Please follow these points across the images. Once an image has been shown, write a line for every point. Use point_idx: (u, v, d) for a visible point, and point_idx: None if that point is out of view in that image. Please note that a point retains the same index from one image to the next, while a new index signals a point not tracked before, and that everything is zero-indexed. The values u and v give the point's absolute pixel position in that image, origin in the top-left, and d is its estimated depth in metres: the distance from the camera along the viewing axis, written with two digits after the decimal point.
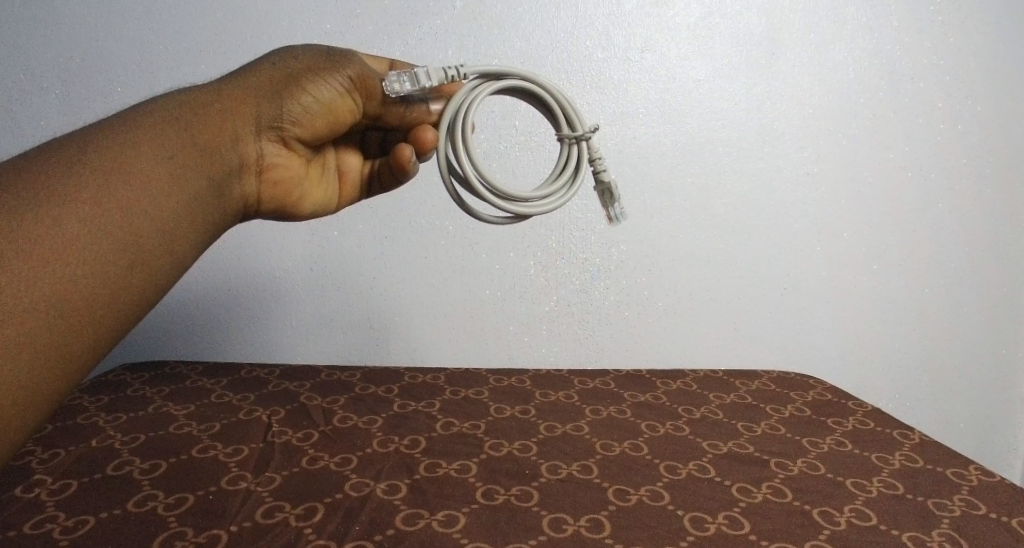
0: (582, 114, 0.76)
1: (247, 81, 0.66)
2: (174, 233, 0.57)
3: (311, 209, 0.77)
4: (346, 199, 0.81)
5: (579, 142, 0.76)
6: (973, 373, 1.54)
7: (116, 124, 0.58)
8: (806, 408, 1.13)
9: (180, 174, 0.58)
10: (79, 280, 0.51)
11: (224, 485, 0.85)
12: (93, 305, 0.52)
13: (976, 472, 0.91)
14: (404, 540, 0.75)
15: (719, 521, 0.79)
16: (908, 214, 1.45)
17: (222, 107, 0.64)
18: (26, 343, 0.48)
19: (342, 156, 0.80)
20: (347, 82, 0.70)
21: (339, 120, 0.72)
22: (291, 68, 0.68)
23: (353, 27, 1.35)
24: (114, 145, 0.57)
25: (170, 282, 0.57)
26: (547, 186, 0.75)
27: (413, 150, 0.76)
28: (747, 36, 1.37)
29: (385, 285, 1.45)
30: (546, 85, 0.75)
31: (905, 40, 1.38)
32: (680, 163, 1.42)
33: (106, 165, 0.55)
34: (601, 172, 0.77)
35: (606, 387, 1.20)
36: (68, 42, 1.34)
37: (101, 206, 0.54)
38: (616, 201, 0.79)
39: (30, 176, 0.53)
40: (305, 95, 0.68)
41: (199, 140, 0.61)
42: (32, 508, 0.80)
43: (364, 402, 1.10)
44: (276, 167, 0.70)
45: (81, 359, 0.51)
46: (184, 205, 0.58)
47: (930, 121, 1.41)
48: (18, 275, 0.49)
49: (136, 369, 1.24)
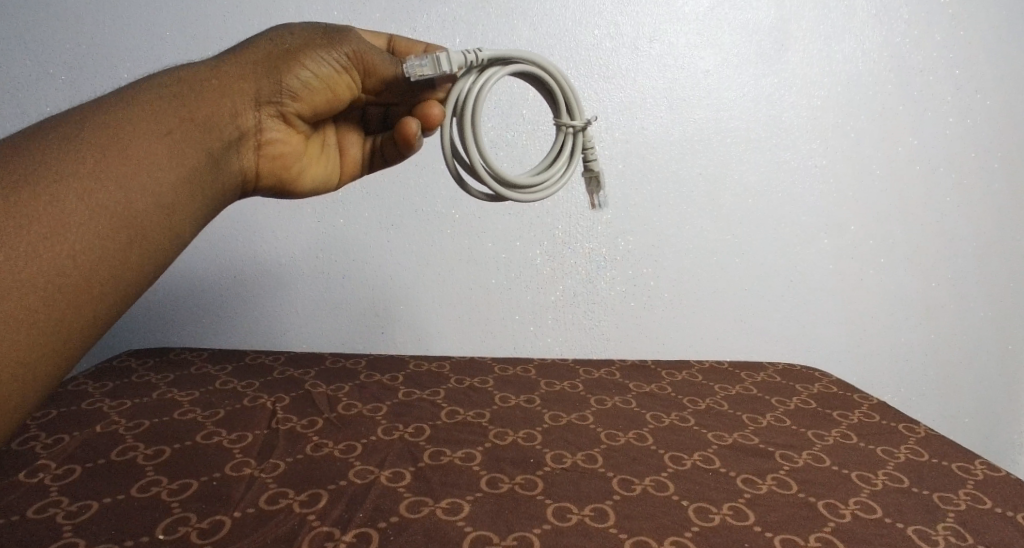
0: (582, 105, 0.76)
1: (244, 56, 0.65)
2: (173, 209, 0.57)
3: (312, 185, 0.76)
4: (347, 176, 0.80)
5: (577, 132, 0.77)
6: (980, 367, 1.53)
7: (117, 101, 0.58)
8: (811, 400, 1.13)
9: (179, 150, 0.58)
10: (78, 258, 0.50)
11: (228, 471, 0.85)
12: (92, 282, 0.51)
13: (982, 466, 0.91)
14: (409, 527, 0.75)
15: (724, 511, 0.79)
16: (916, 208, 1.45)
17: (219, 82, 0.63)
18: (25, 319, 0.48)
19: (343, 133, 0.80)
20: (345, 59, 0.69)
21: (338, 97, 0.71)
22: (289, 44, 0.67)
23: (361, 15, 1.34)
24: (114, 122, 0.56)
25: (169, 259, 0.57)
26: (542, 172, 0.75)
27: (419, 125, 0.74)
28: (757, 26, 1.36)
29: (390, 273, 1.45)
30: (553, 71, 0.74)
31: (915, 33, 1.37)
32: (687, 155, 1.41)
33: (106, 143, 0.54)
34: (590, 162, 0.77)
35: (611, 377, 1.20)
36: (74, 26, 1.34)
37: (100, 183, 0.53)
38: (601, 188, 0.78)
39: (30, 152, 0.52)
40: (304, 70, 0.68)
41: (197, 115, 0.60)
42: (36, 493, 0.80)
43: (369, 390, 1.10)
44: (274, 143, 0.69)
45: (81, 335, 0.50)
46: (183, 182, 0.58)
47: (939, 114, 1.40)
48: (17, 251, 0.48)
49: (142, 355, 1.24)
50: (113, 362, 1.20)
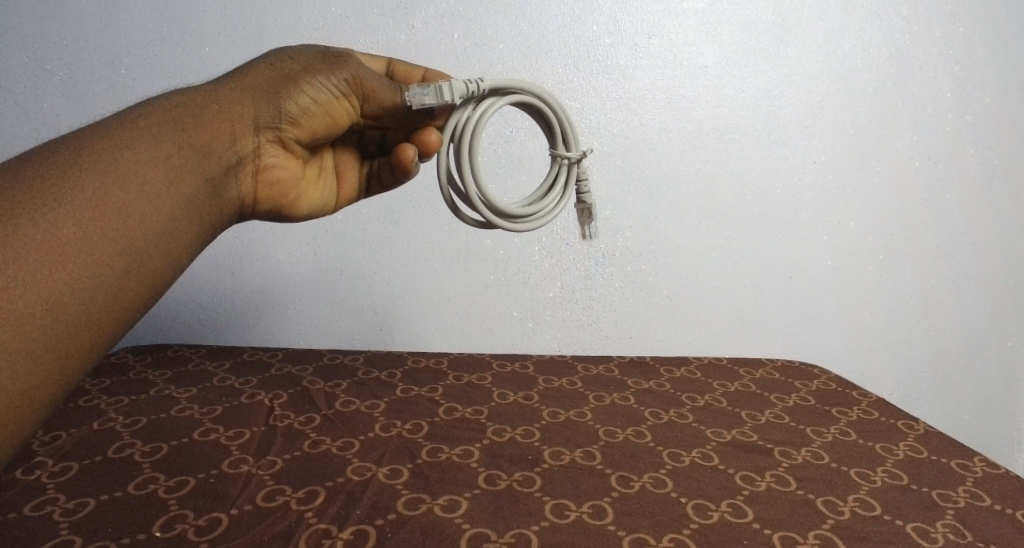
0: (578, 136, 0.77)
1: (244, 81, 0.64)
2: (172, 234, 0.55)
3: (308, 209, 0.76)
4: (343, 200, 0.80)
5: (572, 163, 0.77)
6: (978, 364, 1.53)
7: (114, 125, 0.56)
8: (810, 397, 1.12)
9: (178, 175, 0.56)
10: (75, 285, 0.49)
11: (226, 468, 0.85)
12: (90, 310, 0.49)
13: (981, 463, 0.91)
14: (406, 524, 0.75)
15: (722, 509, 0.79)
16: (916, 203, 1.44)
17: (219, 107, 0.62)
18: (26, 347, 0.46)
19: (339, 157, 0.79)
20: (344, 84, 0.69)
21: (336, 122, 0.71)
22: (289, 69, 0.66)
23: (358, 11, 1.34)
24: (112, 147, 0.54)
25: (168, 284, 0.55)
26: (536, 203, 0.76)
27: (417, 151, 0.74)
28: (754, 23, 1.35)
29: (388, 271, 1.45)
30: (551, 101, 0.74)
31: (914, 30, 1.36)
32: (686, 150, 1.41)
33: (103, 168, 0.53)
34: (584, 194, 0.77)
35: (609, 374, 1.20)
36: (72, 23, 1.34)
37: (98, 209, 0.51)
38: (593, 221, 0.79)
39: (27, 178, 0.50)
40: (304, 95, 0.67)
41: (196, 140, 0.58)
42: (33, 490, 0.80)
43: (366, 387, 1.10)
44: (272, 168, 0.68)
45: (79, 361, 0.49)
46: (182, 208, 0.56)
47: (938, 111, 1.40)
48: (14, 280, 0.46)
49: (139, 352, 1.24)
50: (110, 358, 1.19)
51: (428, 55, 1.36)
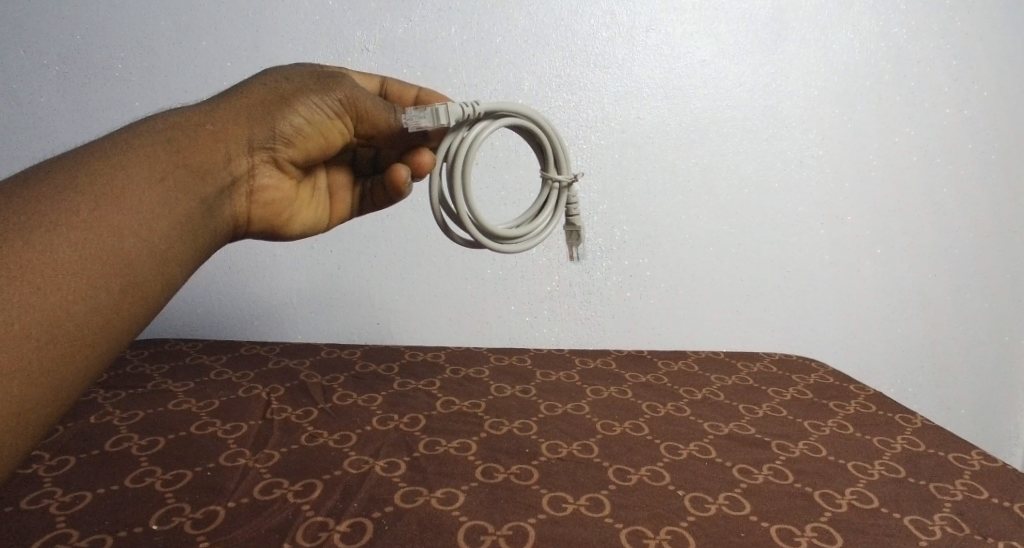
0: (570, 159, 0.77)
1: (238, 101, 0.64)
2: (167, 254, 0.54)
3: (302, 229, 0.75)
4: (336, 220, 0.79)
5: (563, 187, 0.77)
6: (975, 358, 1.54)
7: (109, 146, 0.55)
8: (807, 391, 1.12)
9: (174, 196, 0.56)
10: (70, 307, 0.48)
11: (223, 461, 0.85)
12: (84, 331, 0.49)
13: (979, 456, 0.91)
14: (403, 517, 0.75)
15: (720, 501, 0.79)
16: (914, 197, 1.44)
17: (215, 128, 0.61)
18: (22, 370, 0.46)
19: (332, 176, 0.79)
20: (337, 104, 0.69)
21: (329, 142, 0.71)
22: (283, 89, 0.66)
23: (355, 4, 1.33)
24: (106, 168, 0.54)
25: (163, 303, 0.55)
26: (525, 225, 0.76)
27: (410, 172, 0.74)
28: (752, 16, 1.35)
29: (385, 265, 1.45)
30: (546, 125, 0.74)
31: (911, 24, 1.36)
32: (685, 144, 1.41)
33: (98, 190, 0.52)
34: (573, 216, 0.78)
35: (606, 367, 1.20)
36: (69, 16, 1.33)
37: (93, 230, 0.51)
38: (581, 242, 0.79)
39: (21, 200, 0.50)
40: (297, 115, 0.67)
41: (190, 161, 0.58)
42: (30, 483, 0.80)
43: (363, 380, 1.10)
44: (265, 188, 0.68)
45: (75, 381, 0.49)
46: (176, 228, 0.55)
47: (936, 105, 1.40)
48: (10, 302, 0.46)
49: (137, 345, 1.24)
50: None
51: (425, 50, 1.35)
